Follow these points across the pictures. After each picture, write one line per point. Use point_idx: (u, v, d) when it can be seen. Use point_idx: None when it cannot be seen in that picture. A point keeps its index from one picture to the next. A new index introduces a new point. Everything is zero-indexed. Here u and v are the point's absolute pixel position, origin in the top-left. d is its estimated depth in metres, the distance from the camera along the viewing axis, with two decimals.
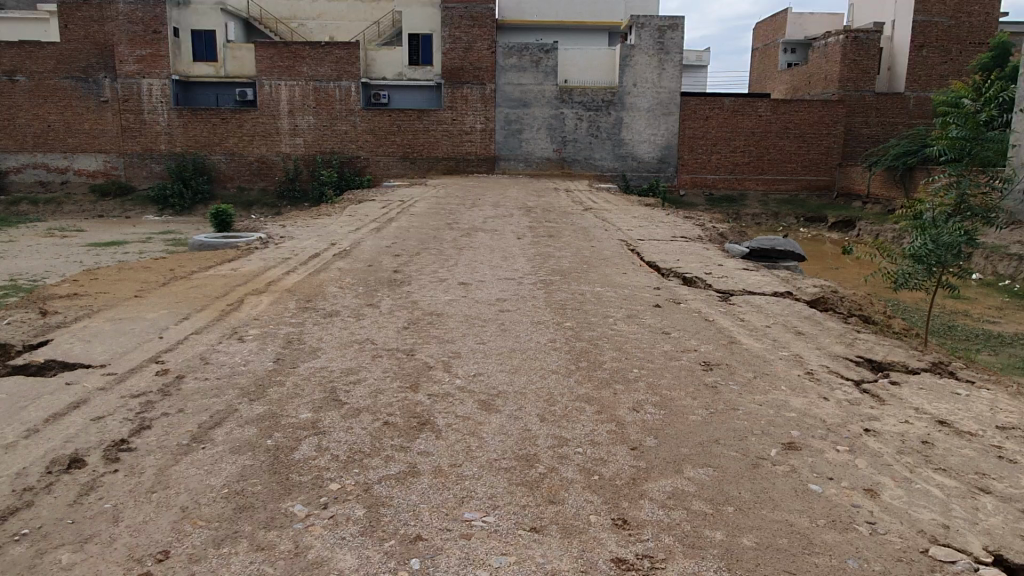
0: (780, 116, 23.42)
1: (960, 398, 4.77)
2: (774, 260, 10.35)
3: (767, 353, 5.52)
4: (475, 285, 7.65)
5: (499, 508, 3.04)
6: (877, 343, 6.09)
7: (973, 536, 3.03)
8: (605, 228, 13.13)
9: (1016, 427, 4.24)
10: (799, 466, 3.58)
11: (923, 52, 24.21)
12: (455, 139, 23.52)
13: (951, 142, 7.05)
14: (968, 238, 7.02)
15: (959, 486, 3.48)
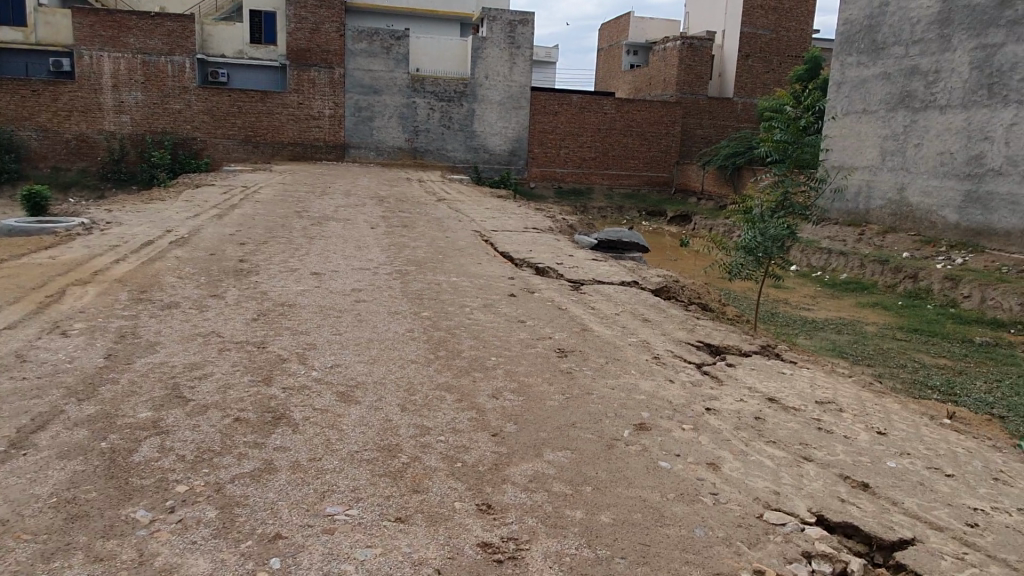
0: (623, 115, 24.59)
1: (786, 377, 5.26)
2: (620, 251, 10.94)
3: (616, 339, 5.79)
4: (328, 276, 7.42)
5: (363, 500, 2.97)
6: (713, 329, 6.57)
7: (799, 500, 3.36)
8: (459, 219, 13.18)
9: (831, 402, 4.74)
10: (650, 445, 3.79)
11: (748, 61, 26.32)
12: (302, 123, 22.63)
13: (775, 144, 7.71)
14: (790, 232, 7.73)
15: (786, 456, 3.83)
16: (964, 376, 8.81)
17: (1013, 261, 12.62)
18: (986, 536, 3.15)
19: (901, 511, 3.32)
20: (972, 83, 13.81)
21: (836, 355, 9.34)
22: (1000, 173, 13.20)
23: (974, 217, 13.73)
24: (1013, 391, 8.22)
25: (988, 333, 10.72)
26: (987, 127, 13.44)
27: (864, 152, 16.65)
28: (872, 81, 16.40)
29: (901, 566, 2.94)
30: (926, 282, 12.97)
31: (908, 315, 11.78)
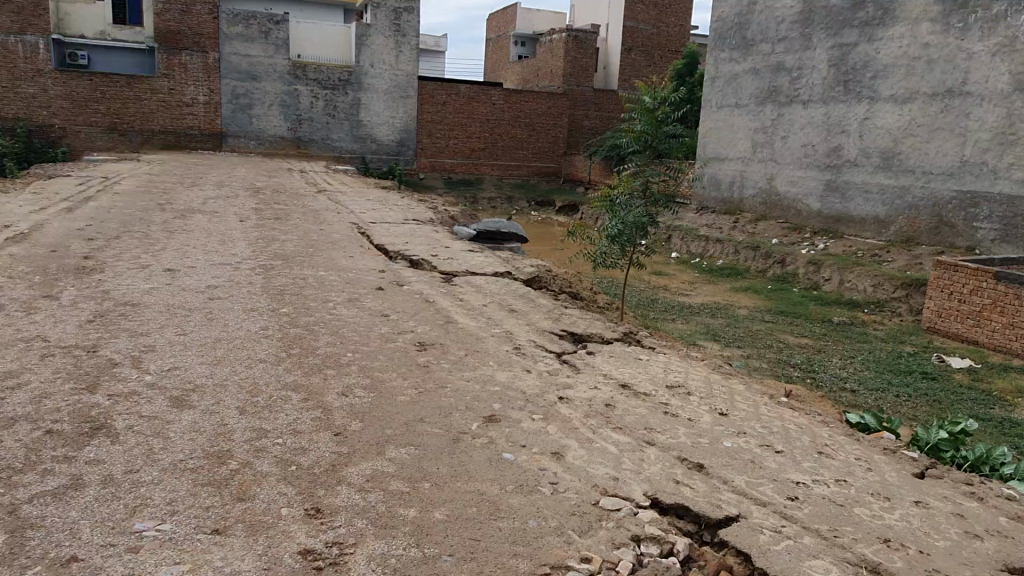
0: (511, 106, 24.92)
1: (641, 362, 5.42)
2: (499, 241, 11.06)
3: (480, 331, 5.75)
4: (183, 272, 7.02)
5: (178, 513, 2.79)
6: (580, 317, 6.66)
7: (636, 484, 3.44)
8: (337, 211, 12.85)
9: (681, 386, 4.92)
10: (496, 437, 3.78)
11: (631, 54, 27.03)
12: (174, 110, 21.30)
13: (637, 135, 8.03)
14: (651, 220, 7.98)
15: (630, 441, 3.92)
16: (823, 353, 9.40)
17: (867, 246, 13.57)
18: (804, 508, 3.32)
19: (730, 490, 3.46)
20: (830, 80, 14.71)
21: (708, 338, 9.76)
22: (855, 164, 14.16)
23: (834, 205, 14.68)
24: (864, 366, 8.85)
25: (844, 313, 11.49)
26: (844, 121, 14.36)
27: (736, 143, 17.42)
28: (742, 76, 17.18)
29: (724, 543, 3.06)
30: (793, 266, 13.75)
31: (776, 298, 12.43)
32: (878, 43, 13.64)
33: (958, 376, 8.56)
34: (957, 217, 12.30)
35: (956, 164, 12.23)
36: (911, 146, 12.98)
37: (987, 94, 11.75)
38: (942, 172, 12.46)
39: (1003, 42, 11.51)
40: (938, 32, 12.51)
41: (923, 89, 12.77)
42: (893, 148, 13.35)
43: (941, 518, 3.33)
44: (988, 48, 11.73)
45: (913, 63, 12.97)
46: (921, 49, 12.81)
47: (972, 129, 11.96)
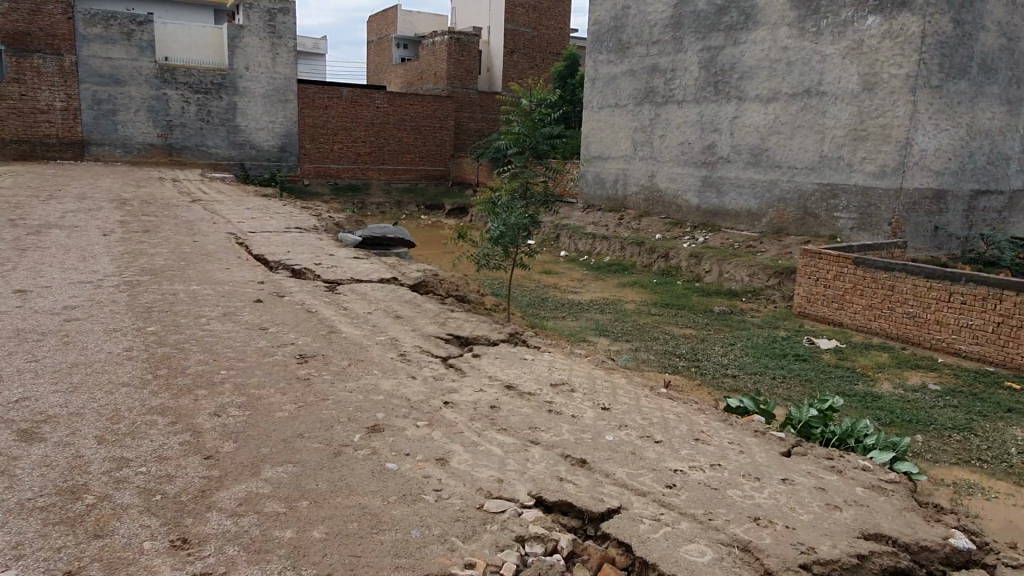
0: (396, 109, 24.60)
1: (526, 361, 5.47)
2: (386, 246, 10.78)
3: (364, 340, 5.62)
4: (36, 293, 6.47)
5: (24, 558, 2.56)
6: (466, 320, 6.65)
7: (521, 484, 3.45)
8: (213, 221, 12.25)
9: (565, 383, 5.00)
10: (379, 447, 3.70)
11: (513, 56, 27.37)
12: (27, 118, 19.60)
13: (515, 136, 8.13)
14: (532, 221, 8.08)
15: (515, 441, 3.94)
16: (705, 342, 9.84)
17: (742, 237, 14.32)
18: (681, 494, 3.43)
19: (611, 482, 3.54)
20: (701, 81, 15.42)
21: (597, 333, 10.00)
22: (728, 160, 14.90)
23: (711, 200, 15.39)
24: (743, 352, 9.34)
25: (723, 302, 12.08)
26: (716, 120, 15.09)
27: (618, 143, 17.94)
28: (620, 78, 17.72)
29: (606, 536, 3.12)
30: (676, 260, 14.30)
31: (661, 292, 12.90)
32: (742, 46, 14.42)
33: (826, 356, 9.18)
34: (819, 208, 13.20)
35: (816, 159, 13.13)
36: (776, 142, 13.81)
37: (839, 93, 12.67)
38: (805, 166, 13.34)
39: (851, 46, 12.44)
40: (795, 35, 13.36)
41: (784, 89, 13.62)
42: (760, 146, 14.16)
43: (805, 492, 3.53)
44: (839, 51, 12.65)
45: (774, 65, 13.80)
46: (780, 51, 13.66)
47: (829, 126, 12.87)
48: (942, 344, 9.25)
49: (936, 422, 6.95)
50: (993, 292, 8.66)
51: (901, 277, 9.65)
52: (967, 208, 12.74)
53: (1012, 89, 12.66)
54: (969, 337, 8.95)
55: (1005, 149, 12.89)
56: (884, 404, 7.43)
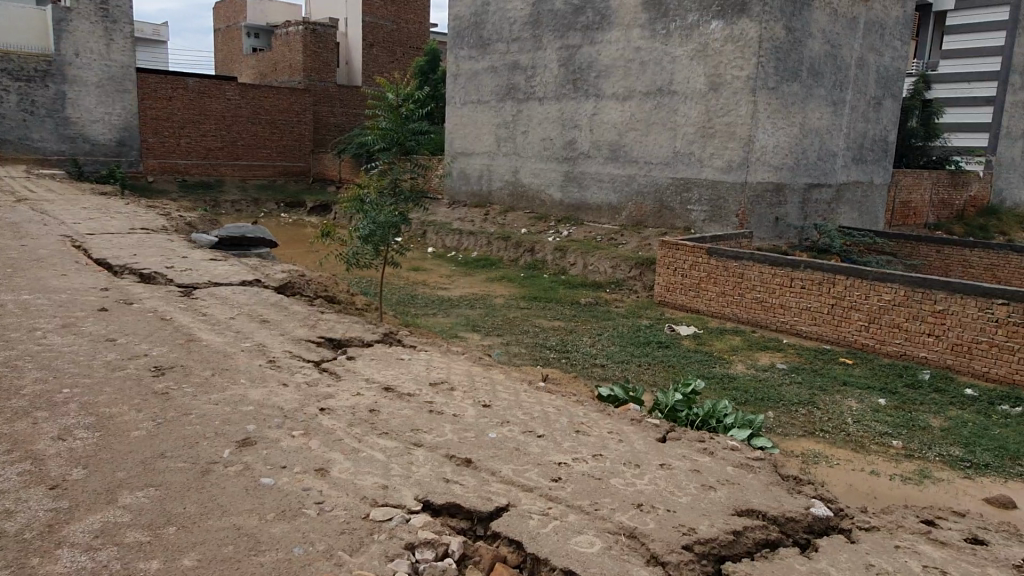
0: (248, 101, 23.47)
1: (403, 362, 5.36)
2: (245, 248, 10.15)
3: (227, 347, 5.27)
4: None
5: None
6: (337, 321, 6.41)
7: (407, 489, 3.36)
8: (43, 223, 11.07)
9: (445, 381, 4.94)
10: (252, 462, 3.47)
11: (373, 50, 26.80)
12: None
13: (382, 132, 7.94)
14: (402, 219, 7.96)
15: (398, 445, 3.83)
16: (574, 333, 10.08)
17: (604, 230, 14.81)
18: (566, 487, 3.47)
19: (499, 480, 3.52)
20: (561, 78, 15.76)
21: (469, 329, 9.99)
22: (588, 156, 15.35)
23: (573, 194, 15.79)
24: (610, 342, 9.63)
25: (590, 294, 12.43)
26: (576, 117, 15.49)
27: (481, 139, 17.98)
28: (482, 74, 17.76)
29: (496, 534, 3.09)
30: (542, 254, 14.53)
31: (528, 286, 13.06)
32: (598, 46, 14.88)
33: (685, 342, 9.68)
34: (674, 202, 13.89)
35: (670, 155, 13.83)
36: (633, 138, 14.40)
37: (689, 93, 13.40)
38: (659, 162, 14.01)
39: (697, 48, 13.18)
40: (647, 37, 13.98)
41: (638, 88, 14.20)
42: (618, 142, 14.70)
43: (681, 476, 3.68)
44: (687, 53, 13.36)
45: (628, 64, 14.36)
46: (634, 52, 14.23)
47: (680, 124, 13.59)
48: (786, 326, 10.01)
49: (784, 399, 7.51)
50: (828, 276, 9.48)
51: (749, 265, 10.35)
52: (802, 200, 13.88)
53: (836, 92, 13.93)
54: (809, 319, 9.75)
55: (832, 146, 14.17)
56: (739, 384, 7.94)
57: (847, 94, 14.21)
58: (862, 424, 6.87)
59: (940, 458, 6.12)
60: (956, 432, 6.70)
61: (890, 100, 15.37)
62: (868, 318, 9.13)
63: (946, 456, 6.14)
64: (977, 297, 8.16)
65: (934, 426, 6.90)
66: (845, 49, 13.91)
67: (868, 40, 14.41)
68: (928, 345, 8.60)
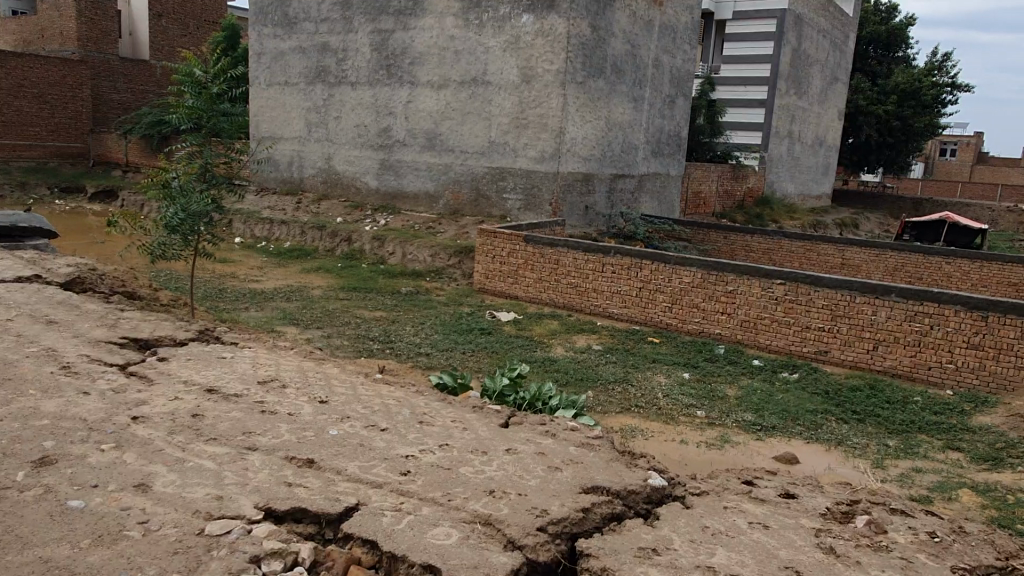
0: (10, 72, 20.54)
1: (225, 360, 4.95)
2: (17, 239, 8.90)
3: (7, 354, 4.56)
4: None
5: None
6: (141, 320, 5.77)
7: (245, 498, 3.10)
8: None
9: (274, 378, 4.63)
10: (55, 484, 3.02)
11: (161, 22, 24.37)
12: None
13: (188, 111, 7.29)
14: (215, 206, 7.38)
15: (228, 451, 3.53)
16: (396, 323, 9.90)
17: (422, 218, 14.66)
18: (417, 480, 3.39)
19: (345, 479, 3.36)
20: (373, 63, 15.30)
21: (286, 323, 9.47)
22: (404, 144, 15.08)
23: (389, 182, 15.42)
24: (433, 331, 9.58)
25: (410, 283, 12.29)
26: (390, 103, 15.14)
27: (289, 123, 16.98)
28: (288, 54, 16.80)
29: (348, 536, 2.95)
30: (359, 243, 14.09)
31: (346, 276, 12.64)
32: (411, 32, 14.66)
33: (506, 328, 9.89)
34: (490, 190, 14.12)
35: (485, 144, 14.03)
36: (449, 127, 14.40)
37: (502, 84, 13.68)
38: (475, 151, 14.15)
39: (510, 40, 13.49)
40: (460, 26, 14.03)
41: (453, 77, 14.23)
42: (434, 130, 14.62)
43: (528, 459, 3.74)
44: (500, 44, 13.61)
45: (442, 53, 14.32)
46: (448, 40, 14.22)
47: (494, 114, 13.83)
48: (599, 309, 10.58)
49: (601, 378, 7.94)
50: (635, 261, 10.13)
51: (564, 252, 10.80)
52: (608, 189, 14.73)
53: (636, 89, 14.90)
54: (619, 302, 10.37)
55: (633, 140, 15.14)
56: (561, 367, 8.25)
57: (645, 91, 15.25)
58: (671, 398, 7.43)
59: (737, 423, 6.79)
60: (748, 399, 7.47)
61: (682, 99, 16.69)
62: (671, 299, 9.88)
63: (742, 422, 6.82)
64: (760, 278, 9.12)
65: (730, 395, 7.63)
66: (643, 49, 14.91)
67: (662, 42, 15.53)
68: (722, 322, 9.49)
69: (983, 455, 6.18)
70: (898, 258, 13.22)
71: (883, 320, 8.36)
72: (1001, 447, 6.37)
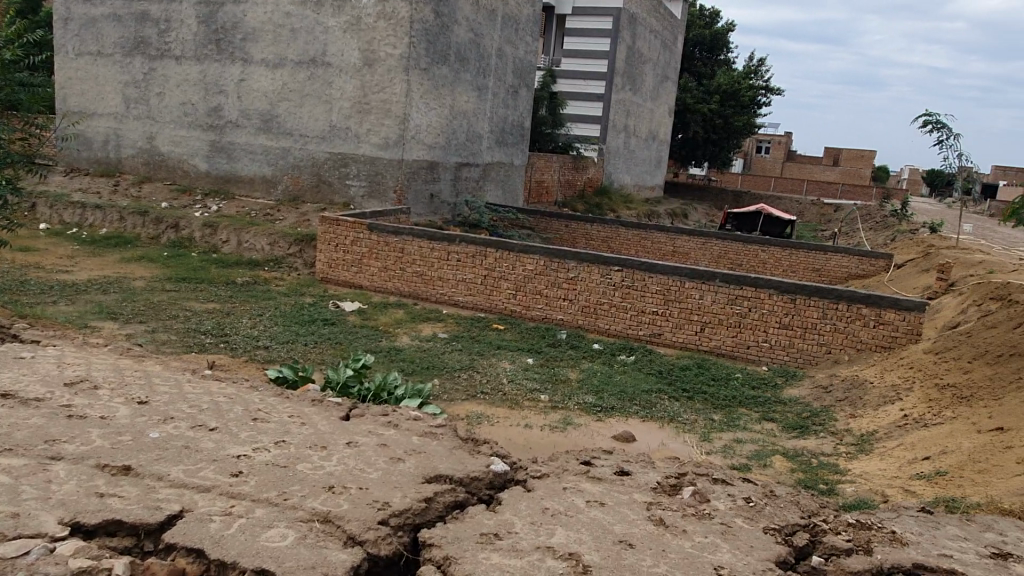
0: None
1: (24, 361, 4.41)
2: None
3: None
4: None
5: None
6: None
7: (48, 513, 2.78)
8: None
9: (84, 380, 4.18)
10: None
11: None
12: None
13: None
14: (10, 187, 6.56)
15: (27, 463, 3.14)
16: (231, 316, 9.33)
17: (258, 204, 13.87)
18: (249, 481, 3.20)
19: (167, 485, 3.10)
20: (201, 37, 14.25)
21: (102, 318, 8.62)
22: (236, 125, 14.17)
23: (220, 165, 14.41)
24: (272, 322, 9.13)
25: (246, 273, 11.62)
26: (220, 80, 14.16)
27: (104, 98, 15.41)
28: (101, 22, 15.24)
29: (171, 547, 2.73)
30: (187, 231, 13.08)
31: (173, 266, 11.71)
32: (243, 6, 13.80)
33: (351, 318, 9.62)
34: (331, 176, 13.63)
35: (326, 128, 13.52)
36: (286, 109, 13.72)
37: (343, 66, 13.27)
38: (315, 135, 13.60)
39: (350, 21, 13.13)
40: (297, 3, 13.41)
41: (290, 56, 13.57)
42: (269, 111, 13.85)
43: (370, 452, 3.64)
44: (340, 24, 13.20)
45: (278, 30, 13.62)
46: (283, 17, 13.55)
47: (335, 97, 13.38)
48: (444, 298, 10.56)
49: (447, 366, 7.94)
50: (480, 249, 10.21)
51: (409, 240, 10.67)
52: (453, 177, 14.74)
53: (479, 77, 15.00)
54: (464, 290, 10.40)
55: (477, 128, 15.24)
56: (407, 356, 8.16)
57: (488, 81, 15.38)
58: (515, 383, 7.57)
59: (578, 406, 7.04)
60: (589, 381, 7.79)
61: (524, 89, 17.01)
62: (515, 287, 10.06)
63: (583, 403, 7.09)
64: (599, 265, 9.51)
65: (572, 378, 7.93)
66: (486, 39, 15.02)
67: (505, 33, 15.73)
68: (563, 308, 9.80)
69: (792, 424, 6.83)
70: (721, 246, 14.29)
71: (709, 303, 8.99)
72: (807, 416, 7.08)
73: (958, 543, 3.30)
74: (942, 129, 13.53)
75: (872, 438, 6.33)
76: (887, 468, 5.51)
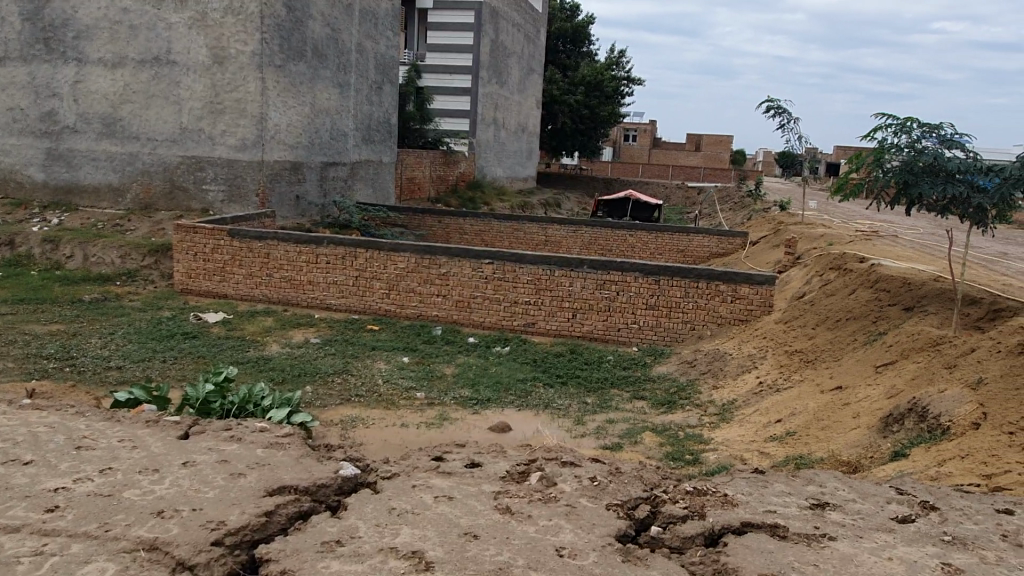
0: None
1: None
2: None
3: None
4: None
5: None
6: None
7: None
8: None
9: None
10: None
11: None
12: None
13: None
14: None
15: None
16: (79, 336, 8.66)
17: (105, 214, 12.90)
18: (67, 515, 2.97)
19: None
20: (26, 35, 13.05)
21: None
22: (75, 130, 13.06)
23: (59, 175, 13.25)
24: (126, 340, 8.55)
25: (94, 290, 10.80)
26: (52, 83, 13.01)
27: None
28: None
29: None
30: (24, 248, 11.98)
31: (10, 287, 10.70)
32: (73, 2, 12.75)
33: (214, 330, 9.16)
34: (186, 181, 12.89)
35: (176, 131, 12.75)
36: (130, 112, 12.77)
37: (190, 64, 12.57)
38: (165, 138, 12.79)
39: (195, 17, 12.46)
40: None
41: (130, 55, 12.65)
42: (112, 114, 12.85)
43: (207, 470, 3.48)
44: (184, 21, 12.49)
45: (114, 27, 12.69)
46: (120, 13, 12.63)
47: (184, 97, 12.64)
48: (315, 301, 10.26)
49: (320, 371, 7.72)
50: (349, 250, 9.99)
51: (274, 244, 10.28)
52: (317, 176, 14.34)
53: (339, 74, 14.64)
54: (336, 293, 10.15)
55: (340, 125, 14.90)
56: (276, 364, 7.87)
57: (349, 77, 15.05)
58: (390, 383, 7.47)
59: (455, 400, 7.04)
60: (465, 375, 7.81)
61: (388, 85, 16.77)
62: (388, 286, 9.92)
63: (458, 398, 7.08)
64: (471, 259, 9.54)
65: (447, 373, 7.91)
66: (344, 34, 14.68)
67: (363, 27, 15.42)
68: (438, 305, 9.76)
69: (661, 400, 7.13)
70: (591, 233, 14.68)
71: (578, 290, 9.22)
72: (673, 391, 7.42)
73: (782, 498, 3.55)
74: (783, 114, 14.48)
75: (732, 406, 6.71)
76: (743, 433, 5.85)
